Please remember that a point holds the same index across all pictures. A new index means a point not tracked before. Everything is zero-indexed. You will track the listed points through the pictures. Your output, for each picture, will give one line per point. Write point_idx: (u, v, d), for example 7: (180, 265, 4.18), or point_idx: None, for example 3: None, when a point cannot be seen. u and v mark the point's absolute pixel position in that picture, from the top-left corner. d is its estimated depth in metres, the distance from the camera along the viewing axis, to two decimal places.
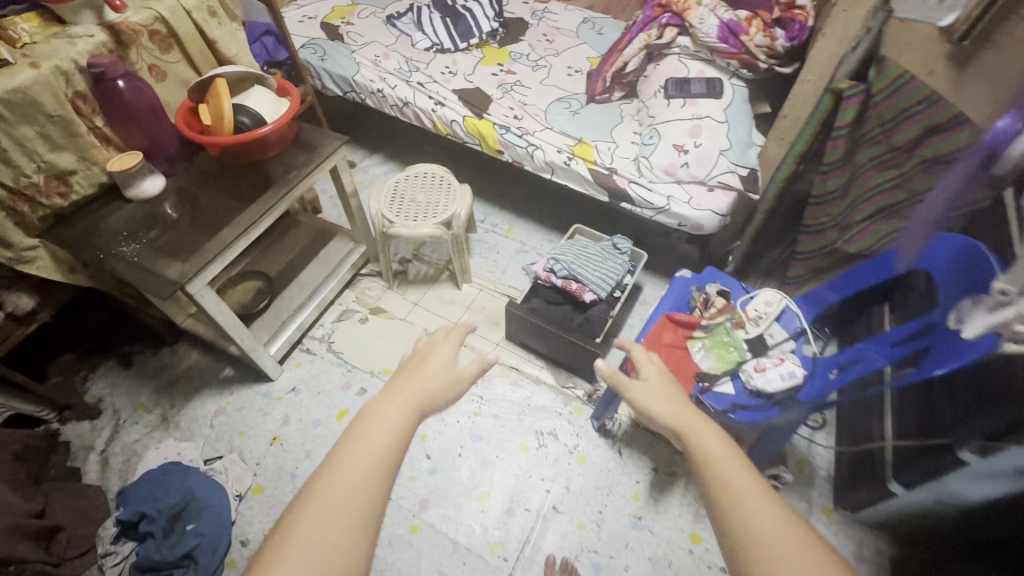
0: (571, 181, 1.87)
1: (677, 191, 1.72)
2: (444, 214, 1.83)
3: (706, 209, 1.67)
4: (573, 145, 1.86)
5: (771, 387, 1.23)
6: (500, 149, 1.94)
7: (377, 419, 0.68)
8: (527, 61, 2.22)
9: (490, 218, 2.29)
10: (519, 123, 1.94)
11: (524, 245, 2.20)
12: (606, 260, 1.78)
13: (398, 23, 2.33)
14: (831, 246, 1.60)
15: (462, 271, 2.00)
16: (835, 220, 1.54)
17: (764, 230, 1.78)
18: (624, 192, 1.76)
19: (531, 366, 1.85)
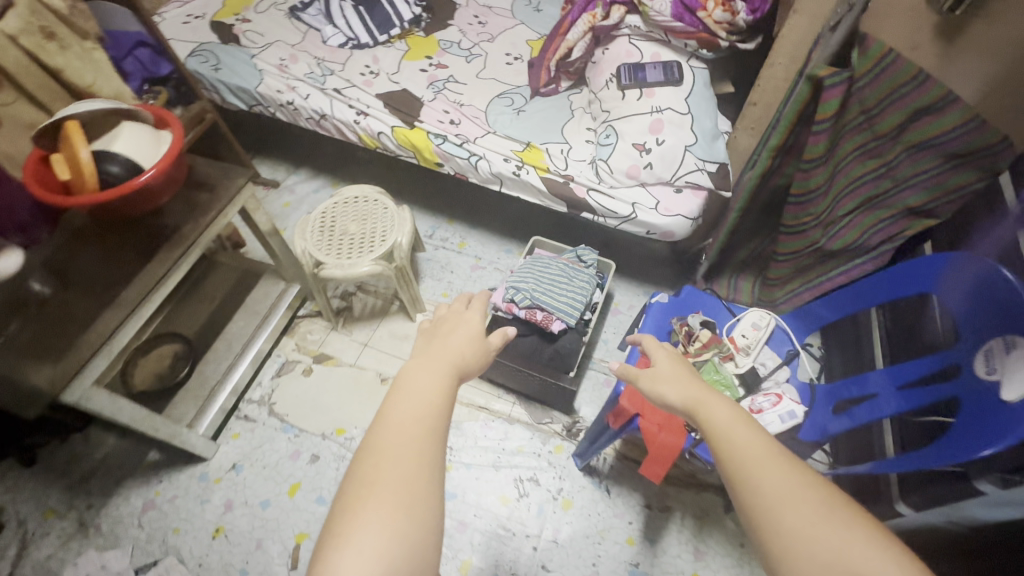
0: (524, 192, 1.65)
1: (642, 196, 1.53)
2: (381, 245, 1.59)
3: (677, 215, 1.50)
4: (521, 151, 1.64)
5: (771, 431, 1.10)
6: (439, 161, 1.69)
7: (419, 380, 0.82)
8: (458, 50, 1.94)
9: (440, 231, 2.06)
10: (457, 129, 1.68)
11: (479, 259, 1.99)
12: (572, 278, 1.60)
13: (304, 16, 2.00)
14: (814, 244, 1.46)
15: (415, 302, 1.78)
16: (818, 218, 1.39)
17: (738, 227, 1.62)
18: (584, 202, 1.57)
19: (502, 403, 1.67)
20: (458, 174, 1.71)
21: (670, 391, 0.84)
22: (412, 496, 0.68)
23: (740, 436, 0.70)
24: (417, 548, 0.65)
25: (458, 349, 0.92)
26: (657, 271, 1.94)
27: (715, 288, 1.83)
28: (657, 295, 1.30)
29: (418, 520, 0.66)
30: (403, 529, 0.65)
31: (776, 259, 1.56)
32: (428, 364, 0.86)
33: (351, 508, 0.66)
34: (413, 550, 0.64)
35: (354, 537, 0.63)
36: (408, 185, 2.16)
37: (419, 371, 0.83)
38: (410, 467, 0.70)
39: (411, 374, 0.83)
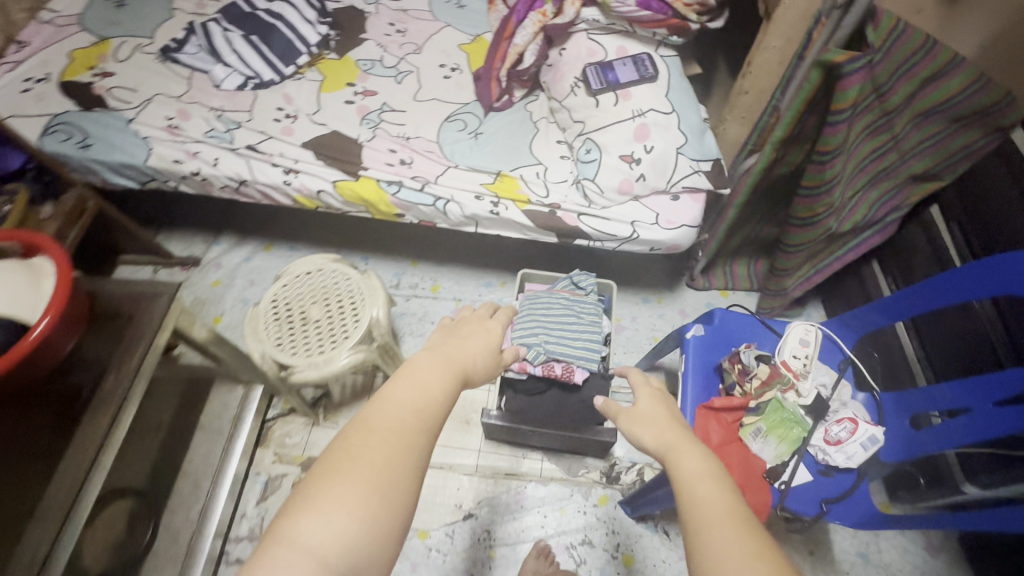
0: (505, 229, 1.45)
1: (638, 211, 1.37)
2: (356, 326, 1.34)
3: (681, 226, 1.36)
4: (493, 183, 1.42)
5: (855, 462, 1.01)
6: (399, 212, 1.44)
7: (428, 367, 0.76)
8: (384, 70, 1.66)
9: (406, 278, 1.82)
10: (412, 170, 1.44)
11: (460, 301, 1.78)
12: (579, 313, 1.44)
13: (182, 56, 1.62)
14: (826, 231, 1.36)
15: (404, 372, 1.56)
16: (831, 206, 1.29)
17: (738, 220, 1.51)
18: (576, 230, 1.38)
19: (529, 462, 1.51)
20: (423, 221, 1.47)
21: (648, 434, 0.83)
22: (394, 473, 0.61)
23: (697, 497, 0.67)
24: (381, 534, 0.57)
25: (468, 355, 0.84)
26: (648, 273, 1.83)
27: (713, 279, 1.77)
28: (688, 330, 1.18)
29: (393, 504, 0.59)
30: (375, 508, 0.58)
31: (784, 249, 1.47)
32: (438, 356, 0.80)
33: (325, 473, 0.59)
34: (379, 539, 0.57)
35: (323, 503, 0.56)
36: (355, 231, 1.89)
37: (428, 357, 0.78)
38: (397, 445, 0.63)
39: (417, 357, 0.78)
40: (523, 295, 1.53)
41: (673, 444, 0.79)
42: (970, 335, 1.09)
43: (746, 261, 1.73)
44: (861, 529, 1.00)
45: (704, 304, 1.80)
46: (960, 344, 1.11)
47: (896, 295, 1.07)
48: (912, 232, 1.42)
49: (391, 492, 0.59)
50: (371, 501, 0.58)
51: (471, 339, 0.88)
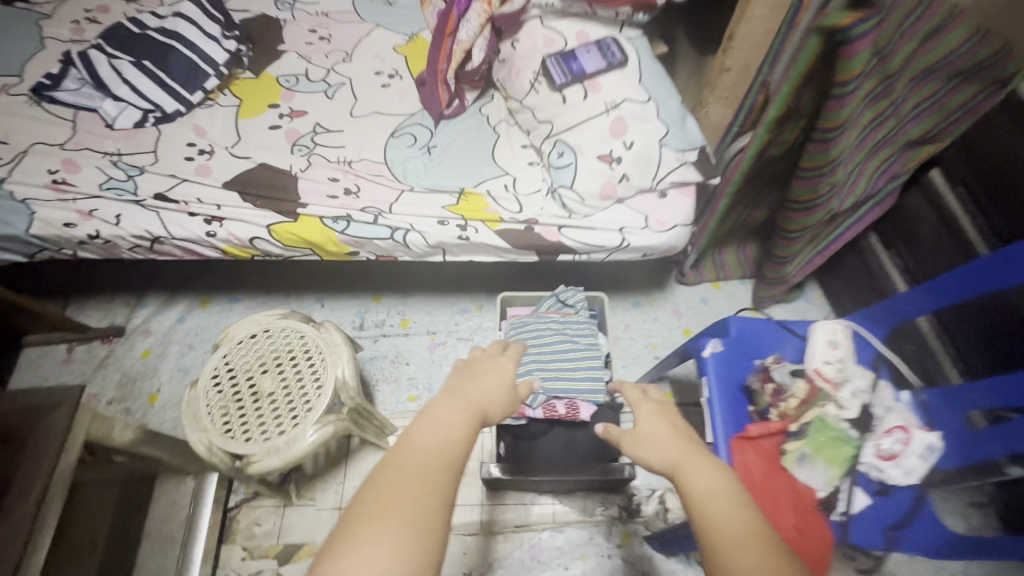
0: (477, 254, 1.26)
1: (625, 215, 1.22)
2: (319, 395, 1.14)
3: (673, 227, 1.22)
4: (456, 204, 1.23)
5: (913, 477, 0.89)
6: (352, 250, 1.24)
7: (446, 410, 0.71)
8: (312, 85, 1.44)
9: (371, 316, 1.63)
10: (360, 200, 1.23)
11: (434, 334, 1.60)
12: (574, 337, 1.29)
13: (61, 94, 1.34)
14: (829, 212, 1.24)
15: (383, 428, 1.37)
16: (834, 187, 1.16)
17: (729, 209, 1.39)
18: (559, 245, 1.22)
19: (540, 508, 1.35)
20: (382, 256, 1.27)
21: (660, 450, 0.73)
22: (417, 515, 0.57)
23: (703, 521, 0.59)
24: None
25: (478, 391, 0.79)
26: (634, 274, 1.69)
27: (703, 271, 1.66)
28: (704, 346, 1.04)
29: (423, 545, 0.55)
30: (405, 549, 0.54)
31: (782, 234, 1.35)
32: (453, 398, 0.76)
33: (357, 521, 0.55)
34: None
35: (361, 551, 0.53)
36: (306, 271, 1.69)
37: (441, 400, 0.75)
38: (419, 486, 0.59)
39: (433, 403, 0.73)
40: (507, 324, 1.36)
41: (682, 458, 0.70)
42: (1006, 315, 1.00)
43: (735, 248, 1.62)
44: (932, 556, 0.87)
45: (698, 299, 1.67)
46: (996, 322, 1.02)
47: (923, 288, 0.97)
48: (912, 200, 1.33)
49: (419, 536, 0.55)
50: (402, 550, 0.53)
51: (486, 379, 0.82)
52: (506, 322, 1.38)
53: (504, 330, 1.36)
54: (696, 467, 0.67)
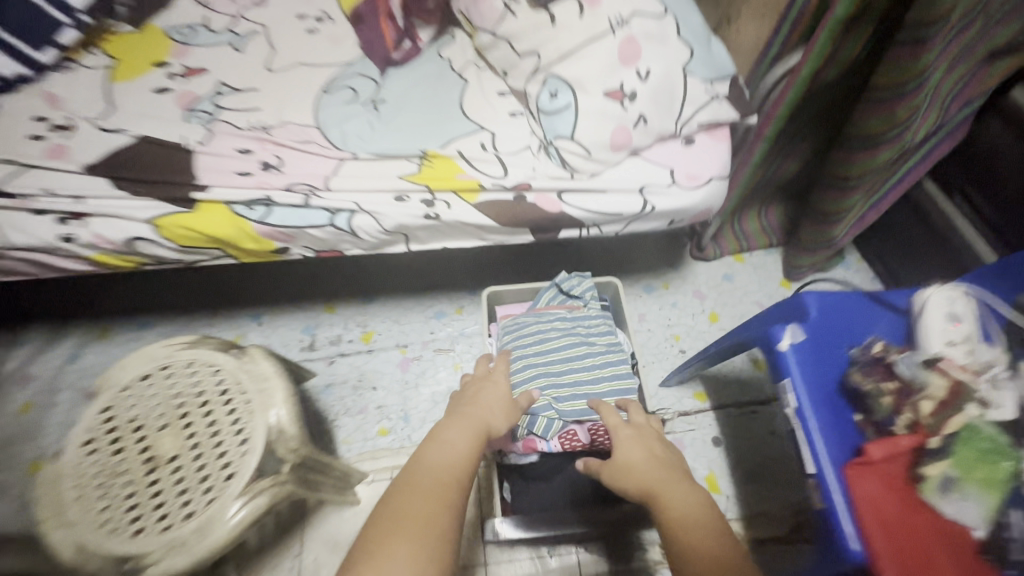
0: (453, 238, 0.94)
1: (643, 172, 0.92)
2: (243, 455, 0.80)
3: (708, 181, 0.92)
4: (418, 173, 0.90)
5: None
6: (279, 245, 0.90)
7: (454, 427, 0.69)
8: (213, 35, 1.08)
9: (322, 332, 1.30)
10: (284, 175, 0.89)
11: (405, 346, 1.28)
12: (589, 340, 1.00)
13: None
14: (899, 150, 0.98)
15: (347, 478, 1.05)
16: (912, 117, 0.90)
17: (765, 161, 1.12)
18: (561, 217, 0.91)
19: (561, 561, 1.04)
20: (323, 251, 0.93)
21: (636, 474, 0.72)
22: (430, 538, 0.52)
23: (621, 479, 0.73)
24: None
25: (484, 412, 0.74)
26: (643, 254, 1.40)
27: (724, 243, 1.38)
28: (779, 338, 0.75)
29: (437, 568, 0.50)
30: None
31: (829, 186, 1.09)
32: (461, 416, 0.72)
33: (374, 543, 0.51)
34: None
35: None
36: (238, 284, 1.35)
37: (446, 419, 0.72)
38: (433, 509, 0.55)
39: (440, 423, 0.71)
40: (500, 330, 1.07)
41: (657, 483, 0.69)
42: None
43: (756, 213, 1.36)
44: None
45: (720, 277, 1.40)
46: None
47: None
48: (992, 130, 1.07)
49: (435, 559, 0.51)
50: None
51: (486, 393, 0.79)
52: (498, 327, 1.08)
53: (498, 337, 1.06)
54: (672, 490, 0.66)
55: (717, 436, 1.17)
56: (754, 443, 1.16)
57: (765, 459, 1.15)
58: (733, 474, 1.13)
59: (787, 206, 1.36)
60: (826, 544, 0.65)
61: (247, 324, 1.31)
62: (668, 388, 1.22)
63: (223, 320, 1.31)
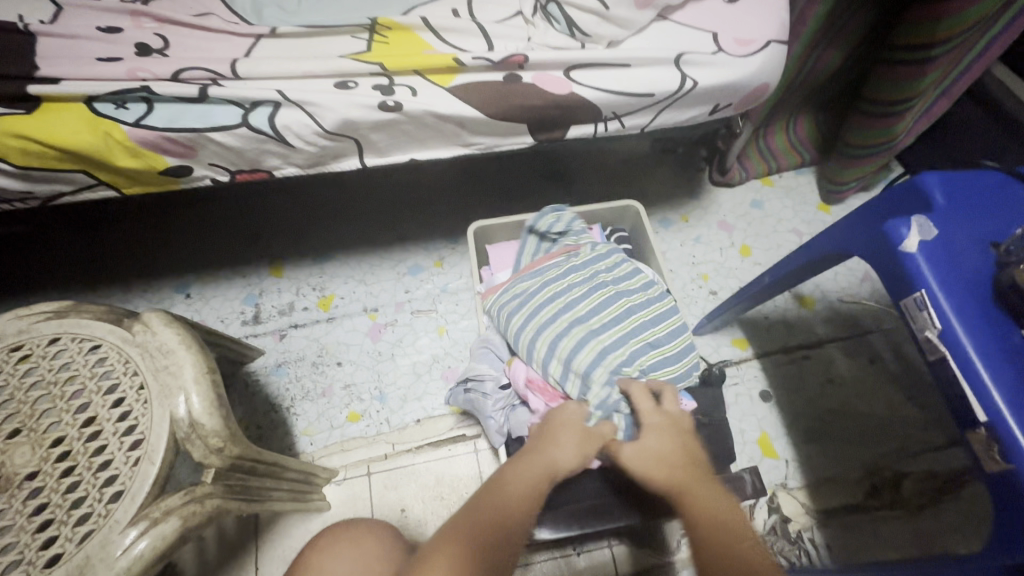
0: (422, 144, 0.68)
1: (679, 39, 0.67)
2: (134, 466, 0.54)
3: (765, 45, 0.67)
4: (369, 53, 0.64)
5: None
6: (174, 163, 0.62)
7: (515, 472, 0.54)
8: None
9: (268, 301, 1.03)
10: (171, 59, 0.61)
11: (375, 309, 1.02)
12: (611, 279, 0.81)
13: None
14: (986, 14, 0.78)
15: (310, 478, 0.81)
16: None
17: (816, 38, 0.88)
18: (575, 104, 0.66)
19: (591, 560, 0.82)
20: (240, 172, 0.66)
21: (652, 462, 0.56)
22: None
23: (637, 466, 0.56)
24: None
25: (552, 445, 0.58)
26: (657, 182, 1.16)
27: (751, 166, 1.13)
28: (904, 235, 0.52)
29: None
30: None
31: (895, 65, 0.86)
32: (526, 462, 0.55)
33: None
34: None
35: None
36: (156, 247, 1.06)
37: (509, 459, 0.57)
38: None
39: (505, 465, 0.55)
40: (494, 309, 0.82)
41: (681, 480, 0.53)
42: None
43: (784, 126, 1.11)
44: None
45: (747, 205, 1.16)
46: None
47: None
48: None
49: None
50: None
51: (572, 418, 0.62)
52: (491, 306, 0.83)
53: (498, 320, 0.82)
54: (701, 491, 0.52)
55: (765, 389, 0.96)
56: (809, 394, 0.96)
57: (823, 412, 0.94)
58: (789, 433, 0.93)
59: (818, 117, 1.12)
60: (1013, 518, 0.44)
61: (172, 297, 1.02)
62: (701, 335, 1.01)
63: (140, 292, 1.02)
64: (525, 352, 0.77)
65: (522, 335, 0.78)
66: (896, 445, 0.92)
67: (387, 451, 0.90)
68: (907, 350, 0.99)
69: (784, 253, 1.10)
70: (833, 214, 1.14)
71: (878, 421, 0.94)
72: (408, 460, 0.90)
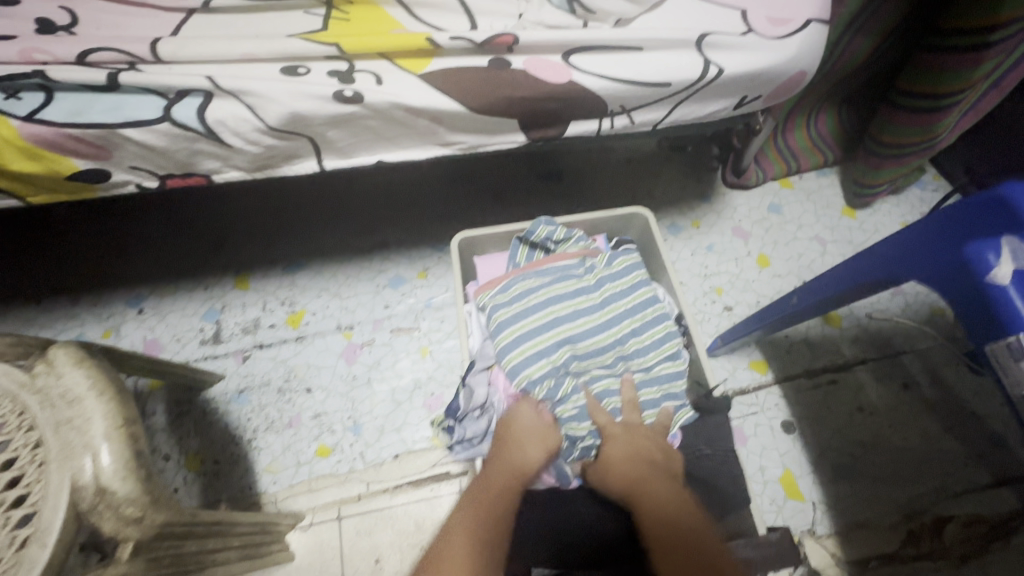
0: (392, 143, 0.57)
1: (700, 17, 0.56)
2: (20, 550, 0.43)
3: (804, 25, 0.56)
4: (325, 32, 0.53)
5: None
6: (86, 167, 0.51)
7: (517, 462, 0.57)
8: None
9: (230, 317, 0.92)
10: (78, 38, 0.50)
11: (348, 328, 0.91)
12: (624, 304, 0.70)
13: None
14: None
15: (269, 528, 0.70)
16: None
17: (850, 22, 0.76)
18: (575, 97, 0.55)
19: None
20: (171, 177, 0.55)
21: (609, 471, 0.55)
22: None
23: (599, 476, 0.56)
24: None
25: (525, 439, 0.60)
26: (664, 184, 1.05)
27: (769, 165, 1.01)
28: (991, 264, 0.42)
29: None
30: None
31: (941, 52, 0.75)
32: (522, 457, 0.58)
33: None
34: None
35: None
36: (107, 255, 0.95)
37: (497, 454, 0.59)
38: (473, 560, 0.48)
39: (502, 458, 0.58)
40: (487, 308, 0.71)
41: (630, 488, 0.53)
42: None
43: (805, 122, 0.99)
44: None
45: (764, 209, 1.04)
46: None
47: None
48: None
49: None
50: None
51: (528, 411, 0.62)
52: (484, 304, 0.72)
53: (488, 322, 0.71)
54: (653, 497, 0.52)
55: (787, 419, 0.85)
56: (836, 425, 0.85)
57: (852, 445, 0.84)
58: (816, 470, 0.82)
59: (842, 114, 1.00)
60: None
61: (122, 312, 0.91)
62: (716, 357, 0.90)
63: (85, 307, 0.91)
64: (509, 366, 0.66)
65: (509, 347, 0.66)
66: (936, 484, 0.81)
67: (360, 491, 0.80)
68: (944, 374, 0.88)
69: (806, 263, 0.99)
70: (859, 219, 1.03)
71: (914, 456, 0.83)
72: (384, 502, 0.79)
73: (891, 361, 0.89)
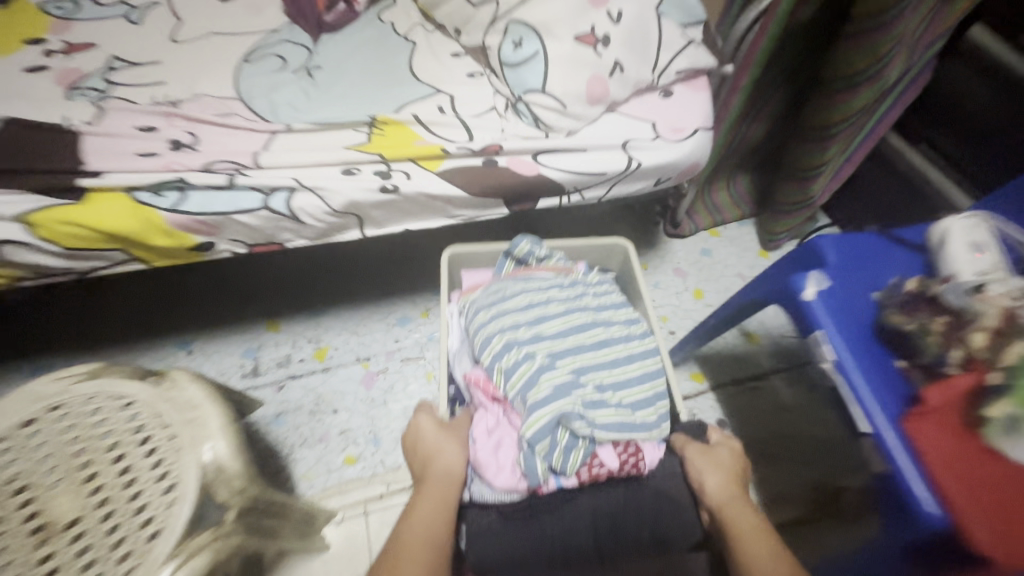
0: (415, 217, 0.80)
1: (626, 129, 0.82)
2: (168, 508, 0.61)
3: (694, 132, 0.83)
4: (368, 144, 0.77)
5: None
6: (202, 240, 0.73)
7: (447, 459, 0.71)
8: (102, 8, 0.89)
9: (267, 354, 1.11)
10: (202, 154, 0.73)
11: (366, 359, 1.11)
12: (591, 302, 0.88)
13: None
14: (872, 104, 0.98)
15: (313, 519, 0.87)
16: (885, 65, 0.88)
17: (738, 121, 1.05)
18: (544, 184, 0.80)
19: None
20: (257, 245, 0.76)
21: (716, 477, 0.71)
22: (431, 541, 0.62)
23: (705, 469, 0.73)
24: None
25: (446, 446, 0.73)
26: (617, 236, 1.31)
27: (699, 217, 1.28)
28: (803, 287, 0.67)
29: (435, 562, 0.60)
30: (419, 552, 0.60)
31: (804, 142, 1.05)
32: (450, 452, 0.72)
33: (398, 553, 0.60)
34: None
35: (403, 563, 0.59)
36: (163, 310, 1.13)
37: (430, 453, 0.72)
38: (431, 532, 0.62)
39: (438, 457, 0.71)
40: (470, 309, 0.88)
41: (729, 500, 0.69)
42: None
43: (725, 184, 1.27)
44: None
45: (697, 253, 1.31)
46: None
47: None
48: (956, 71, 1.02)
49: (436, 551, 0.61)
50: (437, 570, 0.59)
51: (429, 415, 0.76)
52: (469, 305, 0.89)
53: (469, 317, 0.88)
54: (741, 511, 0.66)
55: (720, 418, 1.08)
56: (758, 419, 1.08)
57: (771, 435, 1.06)
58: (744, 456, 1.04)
59: (753, 176, 1.28)
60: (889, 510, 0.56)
61: (176, 354, 1.09)
62: None
63: (143, 352, 1.09)
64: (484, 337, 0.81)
65: (488, 321, 0.83)
66: (837, 461, 1.04)
67: (382, 491, 0.97)
68: None
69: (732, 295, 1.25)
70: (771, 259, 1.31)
71: (820, 441, 1.06)
72: (403, 498, 0.97)
73: (797, 368, 1.14)
